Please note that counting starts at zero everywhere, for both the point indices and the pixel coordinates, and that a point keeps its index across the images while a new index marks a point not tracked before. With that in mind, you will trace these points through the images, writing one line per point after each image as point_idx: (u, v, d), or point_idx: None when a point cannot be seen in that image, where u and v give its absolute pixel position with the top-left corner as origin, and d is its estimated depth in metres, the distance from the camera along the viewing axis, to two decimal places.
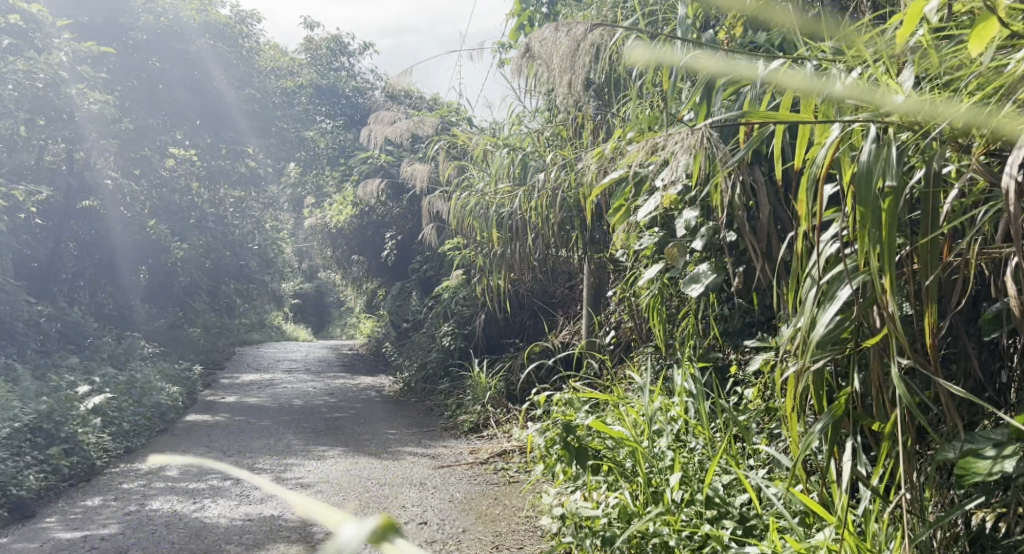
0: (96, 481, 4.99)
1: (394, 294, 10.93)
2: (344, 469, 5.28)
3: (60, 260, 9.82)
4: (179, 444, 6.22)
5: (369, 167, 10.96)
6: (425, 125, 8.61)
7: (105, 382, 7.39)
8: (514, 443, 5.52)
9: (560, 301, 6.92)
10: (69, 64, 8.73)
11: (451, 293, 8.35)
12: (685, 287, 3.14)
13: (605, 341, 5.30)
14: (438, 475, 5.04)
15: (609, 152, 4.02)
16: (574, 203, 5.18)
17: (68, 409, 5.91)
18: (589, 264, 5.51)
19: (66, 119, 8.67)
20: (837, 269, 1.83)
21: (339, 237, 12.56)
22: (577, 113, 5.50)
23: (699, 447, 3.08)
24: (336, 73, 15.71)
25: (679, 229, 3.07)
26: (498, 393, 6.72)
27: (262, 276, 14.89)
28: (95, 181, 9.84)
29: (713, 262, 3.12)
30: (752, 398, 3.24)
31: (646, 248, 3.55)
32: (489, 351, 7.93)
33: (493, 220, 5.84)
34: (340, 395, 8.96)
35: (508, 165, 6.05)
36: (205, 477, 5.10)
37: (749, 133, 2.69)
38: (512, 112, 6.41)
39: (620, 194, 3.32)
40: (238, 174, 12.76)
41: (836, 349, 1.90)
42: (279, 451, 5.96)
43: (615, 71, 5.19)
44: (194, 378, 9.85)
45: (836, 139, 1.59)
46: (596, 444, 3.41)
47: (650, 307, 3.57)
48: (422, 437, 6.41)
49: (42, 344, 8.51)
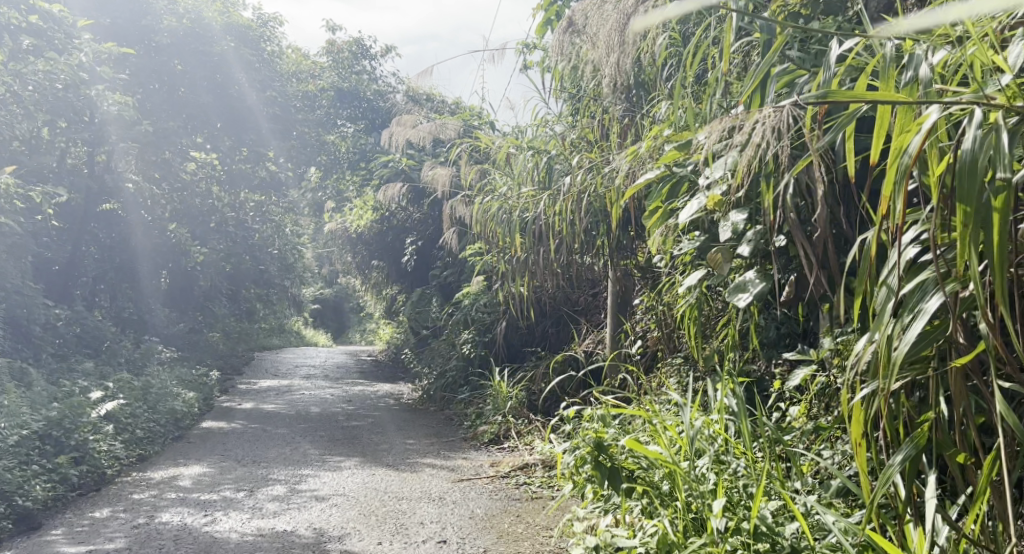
0: (105, 491, 4.84)
1: (414, 300, 10.80)
2: (360, 481, 5.09)
3: (80, 264, 9.79)
4: (193, 452, 6.07)
5: (390, 170, 10.80)
6: (447, 127, 8.45)
7: (119, 387, 7.26)
8: (536, 457, 5.30)
9: (584, 309, 6.70)
10: (90, 65, 8.63)
11: (472, 299, 8.16)
12: (730, 296, 2.91)
13: (633, 351, 5.08)
14: (458, 489, 4.82)
15: (642, 152, 3.82)
16: (600, 207, 4.93)
17: (80, 415, 5.77)
18: (614, 271, 5.27)
19: (88, 120, 8.60)
20: (920, 277, 1.64)
21: (360, 242, 12.42)
22: (606, 113, 5.30)
23: (742, 468, 2.87)
24: (358, 76, 15.58)
25: (725, 233, 2.83)
26: (520, 403, 6.50)
27: (283, 280, 14.82)
28: (115, 184, 9.78)
29: (759, 269, 2.91)
30: (797, 415, 3.08)
31: (685, 253, 3.35)
32: (510, 360, 7.72)
33: (517, 224, 5.66)
34: (358, 403, 8.79)
35: (532, 168, 5.82)
36: (218, 488, 4.93)
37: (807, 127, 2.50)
38: (537, 115, 6.26)
39: (660, 195, 3.17)
40: (259, 178, 12.70)
41: (914, 369, 1.80)
42: (294, 461, 5.79)
43: (645, 69, 4.97)
44: (211, 383, 9.72)
45: (930, 127, 1.39)
46: (630, 463, 3.25)
47: (687, 315, 3.38)
48: (441, 448, 6.21)
49: (59, 348, 8.41)
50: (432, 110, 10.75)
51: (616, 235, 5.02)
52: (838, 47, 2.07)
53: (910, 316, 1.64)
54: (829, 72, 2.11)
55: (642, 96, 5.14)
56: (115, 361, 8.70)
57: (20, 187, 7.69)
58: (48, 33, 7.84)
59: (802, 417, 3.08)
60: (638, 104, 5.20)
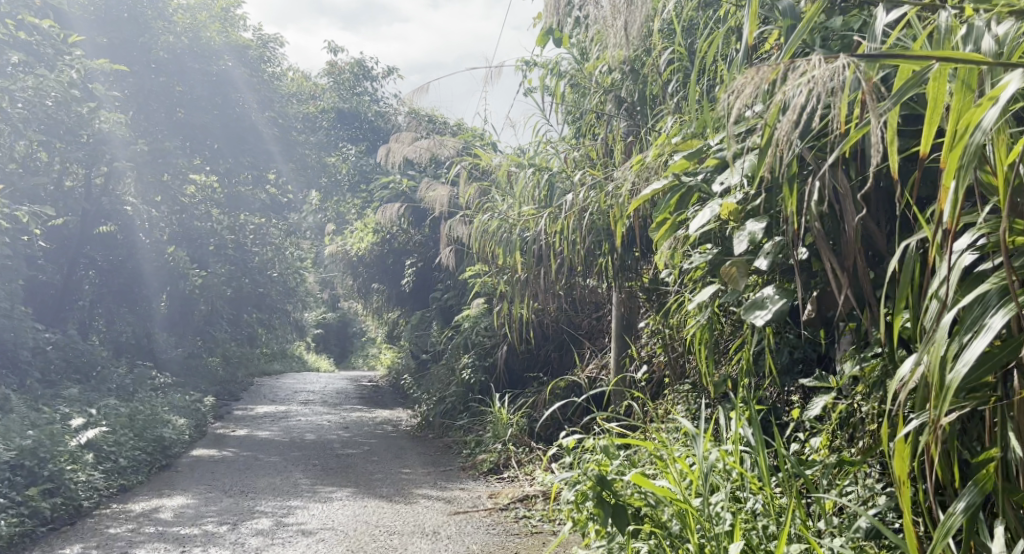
0: (79, 526, 4.58)
1: (414, 324, 10.55)
2: (351, 514, 4.80)
3: (73, 287, 9.57)
4: (178, 482, 5.79)
5: (390, 192, 10.59)
6: (447, 145, 8.24)
7: (105, 414, 6.99)
8: (537, 488, 5.03)
9: (586, 333, 6.42)
10: (81, 81, 8.09)
11: (472, 322, 7.90)
12: (746, 313, 2.64)
13: (637, 376, 4.81)
14: (453, 523, 4.54)
15: (650, 160, 3.59)
16: (603, 226, 4.65)
17: (57, 444, 5.51)
18: (618, 292, 5.00)
19: (83, 140, 8.24)
20: (980, 288, 1.47)
21: (360, 265, 12.18)
22: (612, 130, 5.09)
23: (759, 506, 2.67)
24: (360, 97, 15.35)
25: (741, 243, 2.56)
26: (521, 431, 6.22)
27: (283, 304, 14.63)
28: (113, 207, 9.59)
29: (779, 287, 2.65)
30: (819, 448, 2.90)
31: (695, 267, 3.10)
32: (511, 385, 7.44)
33: (516, 244, 5.42)
34: (355, 429, 8.52)
35: (533, 186, 5.54)
36: (200, 522, 4.64)
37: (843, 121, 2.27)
38: (537, 132, 6.00)
39: (666, 204, 2.95)
40: (259, 201, 12.54)
41: (972, 399, 1.62)
42: (283, 491, 5.50)
43: (649, 84, 4.75)
44: (204, 410, 9.44)
45: (1008, 102, 1.22)
46: (636, 499, 3.00)
47: (697, 337, 3.15)
48: (438, 477, 5.92)
49: (46, 374, 8.15)
50: (433, 130, 10.55)
51: (620, 254, 4.72)
52: (884, 18, 1.90)
53: (969, 334, 1.46)
54: (872, 44, 1.95)
55: (647, 111, 4.90)
56: (105, 387, 8.41)
57: (5, 206, 7.42)
58: (37, 48, 7.64)
59: (824, 449, 2.88)
60: (641, 121, 4.98)
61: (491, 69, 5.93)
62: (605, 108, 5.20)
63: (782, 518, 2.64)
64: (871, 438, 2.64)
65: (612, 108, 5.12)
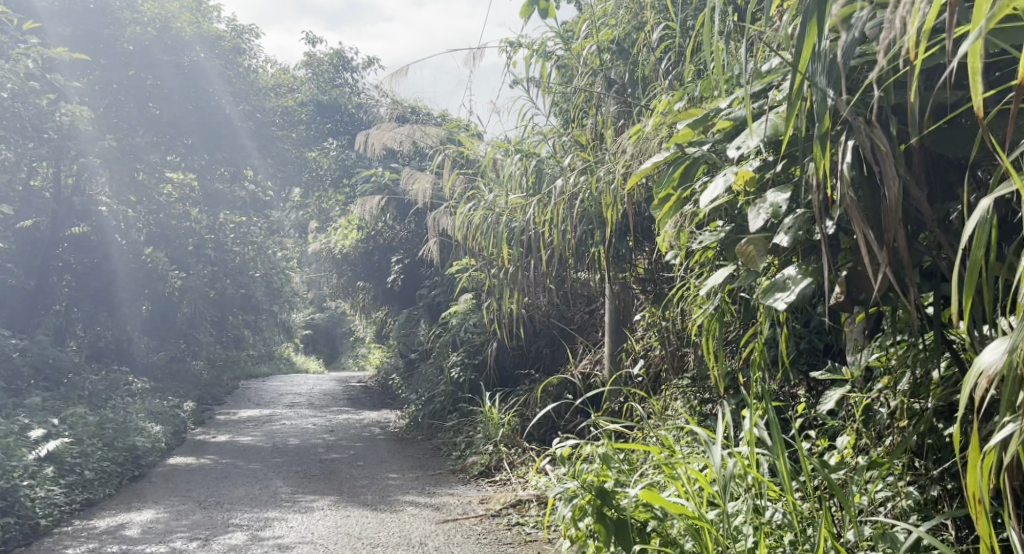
0: (35, 546, 4.25)
1: (402, 322, 10.21)
2: (332, 525, 4.45)
3: (49, 292, 9.18)
4: (150, 494, 5.44)
5: (373, 186, 10.26)
6: (429, 134, 7.90)
7: (72, 423, 6.60)
8: (531, 492, 4.71)
9: (579, 328, 6.12)
10: (40, 71, 7.70)
11: (460, 318, 7.59)
12: (765, 298, 2.29)
13: (633, 371, 4.49)
14: (442, 532, 4.20)
15: (649, 130, 3.33)
16: (595, 213, 4.30)
17: (13, 458, 5.15)
18: (612, 285, 4.66)
19: (46, 137, 7.84)
20: None
21: (344, 262, 11.84)
22: (602, 110, 4.75)
23: (783, 520, 2.36)
24: (339, 89, 14.94)
25: (760, 216, 2.23)
26: (512, 430, 5.92)
27: (266, 304, 14.28)
28: (86, 206, 9.21)
29: (801, 266, 2.30)
30: (844, 447, 2.60)
31: (707, 248, 2.79)
32: (501, 384, 7.10)
33: (504, 234, 5.08)
34: (341, 432, 8.20)
35: (520, 174, 5.20)
36: (167, 538, 4.29)
37: (888, 73, 1.90)
38: (524, 116, 5.67)
39: (672, 177, 2.61)
40: (238, 198, 12.16)
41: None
42: (261, 501, 5.15)
43: (640, 61, 4.43)
44: (183, 415, 9.04)
45: None
46: (643, 515, 2.65)
47: (705, 326, 2.82)
48: (427, 482, 5.59)
49: (12, 382, 7.71)
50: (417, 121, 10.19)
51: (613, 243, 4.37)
52: None
53: None
54: None
55: (638, 90, 4.57)
56: (76, 394, 8.00)
57: None
58: None
59: (850, 449, 2.58)
60: (633, 101, 4.66)
61: (473, 50, 5.59)
62: (594, 90, 4.88)
63: (806, 531, 2.33)
64: (900, 435, 2.34)
65: (601, 89, 4.79)
